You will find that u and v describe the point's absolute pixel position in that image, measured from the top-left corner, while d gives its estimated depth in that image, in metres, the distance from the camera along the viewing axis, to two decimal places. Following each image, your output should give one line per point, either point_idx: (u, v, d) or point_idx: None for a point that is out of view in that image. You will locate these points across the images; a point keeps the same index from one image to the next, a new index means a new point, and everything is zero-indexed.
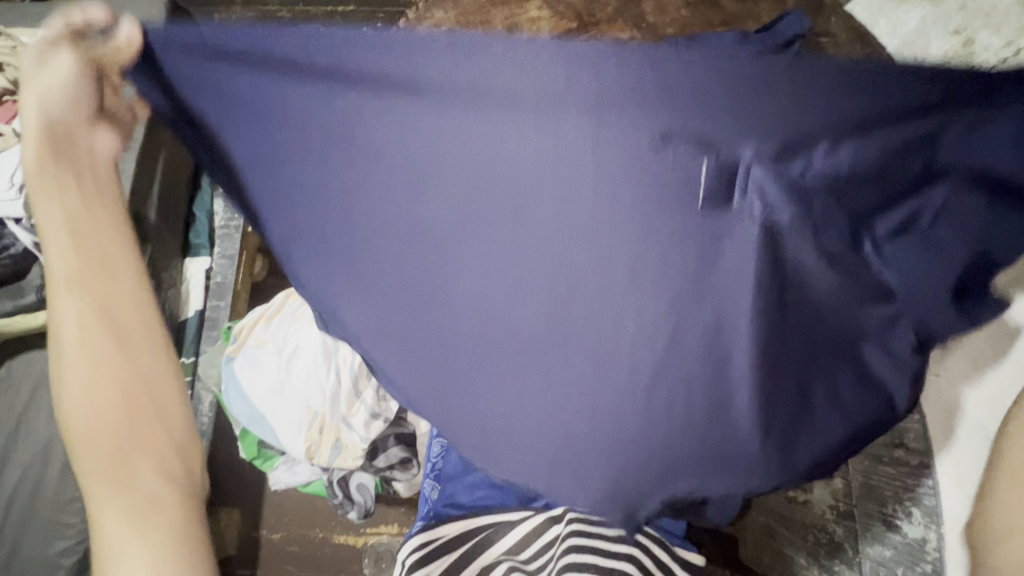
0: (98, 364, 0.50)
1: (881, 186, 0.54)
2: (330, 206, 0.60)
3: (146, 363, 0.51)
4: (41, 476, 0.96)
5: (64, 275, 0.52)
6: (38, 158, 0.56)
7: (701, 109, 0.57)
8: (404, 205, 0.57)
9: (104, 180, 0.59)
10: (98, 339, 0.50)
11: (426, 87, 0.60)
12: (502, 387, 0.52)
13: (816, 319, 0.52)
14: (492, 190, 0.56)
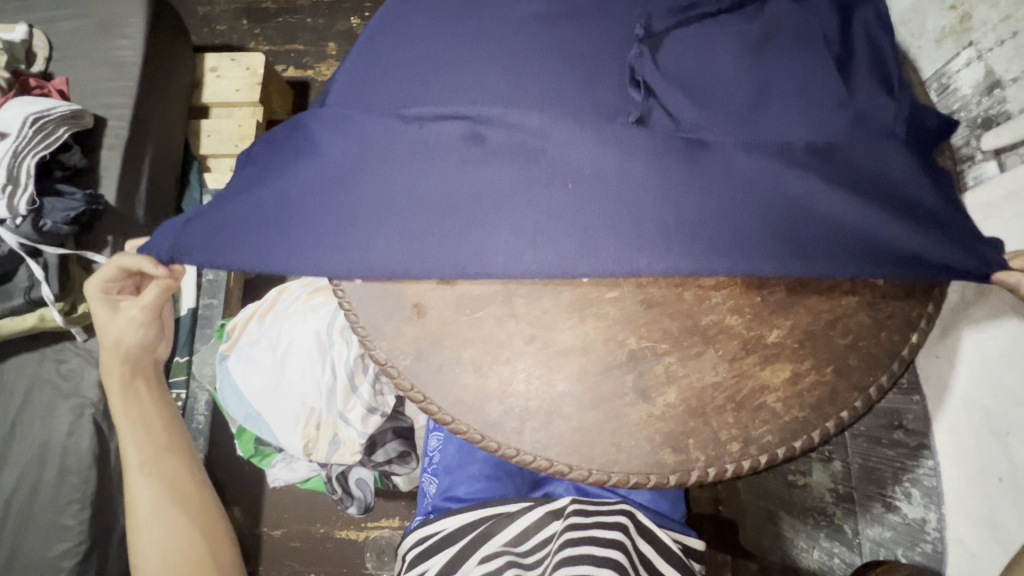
0: (165, 510, 0.63)
1: (884, 197, 0.52)
2: (304, 240, 0.52)
3: (199, 511, 0.66)
4: (38, 479, 0.95)
5: (138, 462, 0.63)
6: (121, 384, 0.65)
7: (713, 121, 0.54)
8: (390, 225, 0.52)
9: (153, 381, 0.68)
10: (184, 489, 0.66)
11: (417, 102, 0.55)
12: (497, 376, 0.53)
13: (814, 337, 0.54)
14: (491, 214, 0.52)
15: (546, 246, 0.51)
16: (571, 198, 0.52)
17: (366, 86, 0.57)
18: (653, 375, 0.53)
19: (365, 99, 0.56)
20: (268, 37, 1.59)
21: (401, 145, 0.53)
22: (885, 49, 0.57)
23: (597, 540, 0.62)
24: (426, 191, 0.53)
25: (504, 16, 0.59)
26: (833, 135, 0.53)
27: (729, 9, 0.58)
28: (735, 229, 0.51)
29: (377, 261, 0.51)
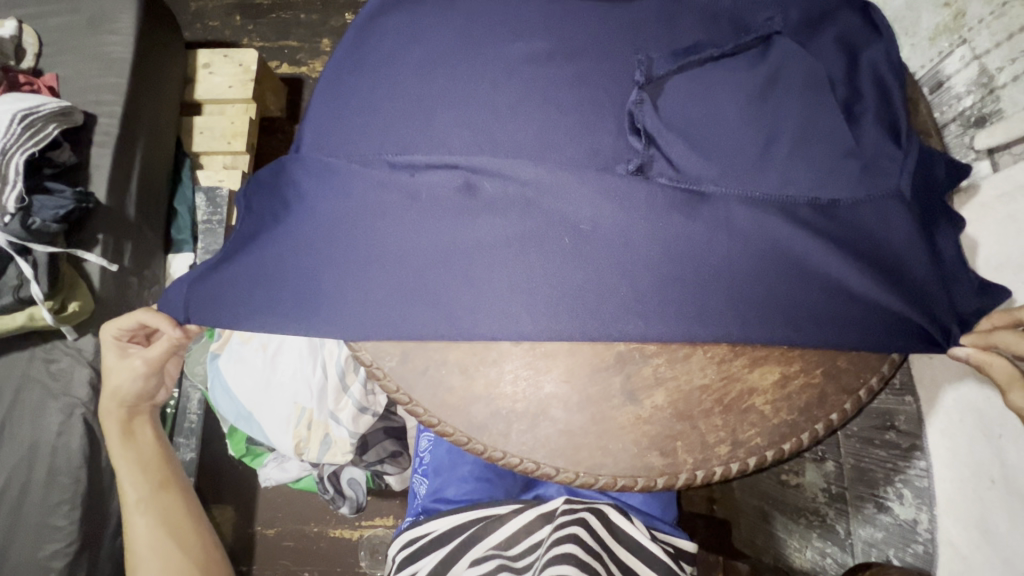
0: (165, 539, 0.71)
1: (874, 252, 0.53)
2: (305, 294, 0.53)
3: (192, 539, 0.73)
4: (28, 479, 0.94)
5: (137, 498, 0.71)
6: (121, 426, 0.72)
7: (711, 168, 0.54)
8: (388, 279, 0.52)
9: (151, 422, 0.76)
10: (181, 523, 0.73)
11: (417, 148, 0.55)
12: (482, 377, 0.53)
13: (818, 377, 0.53)
14: (488, 269, 0.52)
15: (543, 304, 0.51)
16: (568, 254, 0.52)
17: (363, 127, 0.57)
18: (641, 378, 0.52)
19: (365, 146, 0.56)
20: (261, 34, 1.58)
21: (397, 199, 0.53)
22: (888, 89, 0.57)
23: (584, 545, 0.61)
24: (423, 248, 0.52)
25: (499, 56, 0.58)
26: (831, 188, 0.53)
27: (733, 51, 0.57)
28: (734, 286, 0.52)
29: (377, 321, 0.52)
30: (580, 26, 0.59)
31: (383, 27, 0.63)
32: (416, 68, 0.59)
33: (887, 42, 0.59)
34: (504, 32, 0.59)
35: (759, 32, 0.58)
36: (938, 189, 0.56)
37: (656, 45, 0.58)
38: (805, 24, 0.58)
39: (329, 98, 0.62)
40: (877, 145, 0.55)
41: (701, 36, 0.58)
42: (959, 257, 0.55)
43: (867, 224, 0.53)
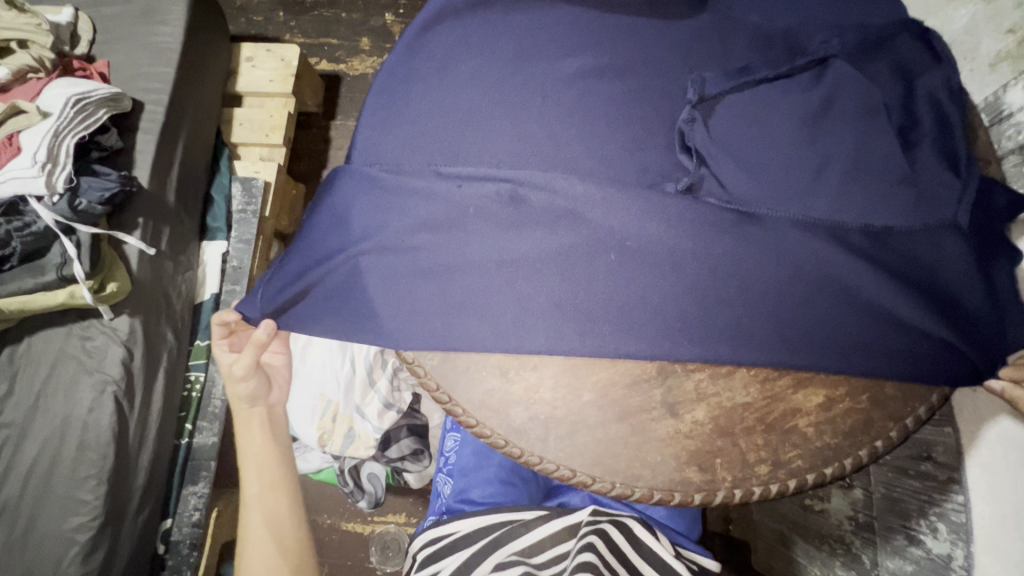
0: (267, 531, 0.75)
1: (924, 282, 0.52)
2: (351, 297, 0.54)
3: (291, 540, 0.76)
4: (58, 452, 0.97)
5: (250, 494, 0.76)
6: (246, 422, 0.79)
7: (761, 190, 0.53)
8: (434, 288, 0.53)
9: (274, 423, 0.81)
10: (281, 520, 0.77)
11: (465, 156, 0.56)
12: (521, 383, 0.53)
13: (857, 407, 0.52)
14: (532, 282, 0.52)
15: (589, 319, 0.52)
16: (615, 270, 0.52)
17: (414, 134, 0.58)
18: (682, 392, 0.52)
19: (416, 154, 0.57)
20: (303, 30, 1.61)
21: (447, 209, 0.54)
22: (948, 114, 0.56)
23: (602, 560, 0.61)
24: (472, 260, 0.53)
25: (551, 69, 0.58)
26: (885, 216, 0.53)
27: (788, 72, 0.57)
28: (781, 310, 0.51)
29: (424, 331, 0.52)
30: (632, 37, 0.59)
31: (435, 34, 0.62)
32: (469, 78, 0.59)
33: (946, 69, 0.58)
34: (558, 40, 0.60)
35: (813, 51, 0.58)
36: (999, 218, 0.54)
37: (709, 62, 0.58)
38: (862, 46, 0.58)
39: (377, 105, 0.62)
40: (932, 173, 0.54)
41: (755, 53, 0.58)
42: (1015, 289, 0.54)
43: (919, 253, 0.52)
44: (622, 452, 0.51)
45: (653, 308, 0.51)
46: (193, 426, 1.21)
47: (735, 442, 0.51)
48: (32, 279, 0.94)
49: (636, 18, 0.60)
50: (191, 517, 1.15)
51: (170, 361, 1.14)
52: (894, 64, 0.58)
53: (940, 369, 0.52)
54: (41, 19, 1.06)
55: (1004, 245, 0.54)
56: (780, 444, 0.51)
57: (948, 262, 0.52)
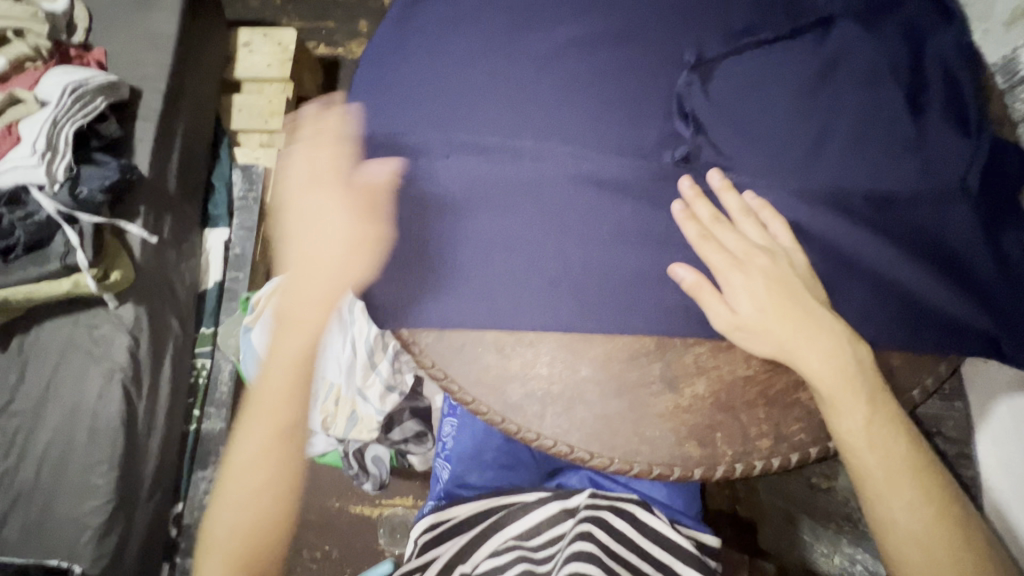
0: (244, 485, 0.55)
1: (929, 249, 0.50)
2: (396, 259, 0.53)
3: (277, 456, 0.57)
4: (69, 438, 0.98)
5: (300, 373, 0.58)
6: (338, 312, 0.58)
7: (760, 159, 0.52)
8: (453, 260, 0.52)
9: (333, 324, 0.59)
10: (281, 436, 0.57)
11: (456, 128, 0.55)
12: (518, 358, 0.52)
13: None
14: (528, 255, 0.51)
15: (584, 294, 0.51)
16: (610, 239, 0.51)
17: (401, 108, 0.57)
18: (682, 365, 0.51)
19: (405, 128, 0.56)
20: (300, 13, 1.59)
21: (439, 184, 0.53)
22: (958, 77, 0.54)
23: (604, 548, 0.60)
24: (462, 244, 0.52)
25: (545, 38, 0.56)
26: (886, 182, 0.51)
27: (788, 34, 0.55)
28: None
29: (423, 311, 0.52)
30: (627, 3, 0.57)
31: (428, 8, 0.60)
32: (463, 49, 0.57)
33: (956, 28, 0.55)
34: (553, 9, 0.57)
35: (816, 11, 0.55)
36: (1012, 182, 0.52)
37: (709, 23, 0.56)
38: (868, 7, 0.55)
39: (369, 78, 0.60)
40: (937, 137, 0.52)
41: (758, 15, 0.56)
42: None
43: (926, 219, 0.51)
44: (620, 427, 0.50)
45: (650, 281, 0.50)
46: (201, 412, 1.22)
47: (735, 416, 0.50)
48: (37, 268, 0.94)
49: None
50: (203, 500, 1.17)
51: (176, 349, 1.15)
52: (903, 24, 0.55)
53: (951, 340, 0.50)
54: (36, 7, 1.05)
55: (1013, 209, 0.52)
56: (782, 418, 0.50)
57: (956, 228, 0.50)
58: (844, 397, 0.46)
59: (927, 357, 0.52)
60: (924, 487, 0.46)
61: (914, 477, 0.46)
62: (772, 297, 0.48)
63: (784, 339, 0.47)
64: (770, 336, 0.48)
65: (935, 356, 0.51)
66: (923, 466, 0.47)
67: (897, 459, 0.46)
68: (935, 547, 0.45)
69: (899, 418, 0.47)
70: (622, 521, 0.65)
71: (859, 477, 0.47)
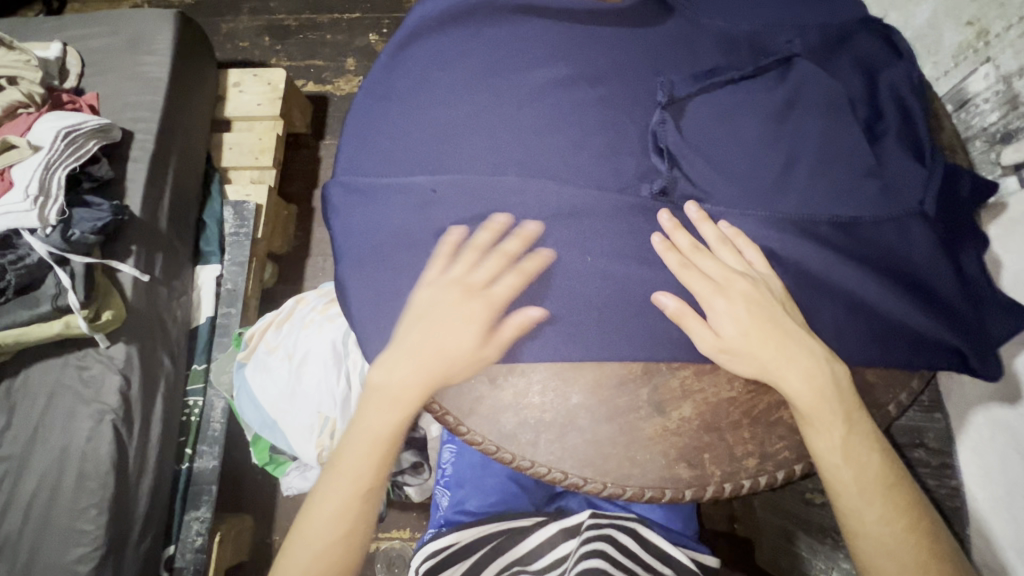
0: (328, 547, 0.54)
1: (895, 269, 0.53)
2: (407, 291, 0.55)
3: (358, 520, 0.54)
4: (58, 483, 0.97)
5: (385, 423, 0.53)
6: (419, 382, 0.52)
7: (731, 190, 0.55)
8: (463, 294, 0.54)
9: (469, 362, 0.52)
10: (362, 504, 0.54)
11: (444, 167, 0.57)
12: (510, 388, 0.53)
13: None
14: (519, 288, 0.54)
15: (543, 343, 0.53)
16: (573, 300, 0.53)
17: (393, 147, 0.59)
18: (668, 390, 0.53)
19: (398, 167, 0.58)
20: (289, 53, 1.63)
21: (436, 216, 0.56)
22: (911, 108, 0.58)
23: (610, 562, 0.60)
24: (390, 298, 0.55)
25: (526, 81, 0.59)
26: (849, 207, 0.54)
27: (752, 73, 0.58)
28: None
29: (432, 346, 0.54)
30: (604, 46, 0.60)
31: (412, 54, 0.63)
32: (448, 94, 0.60)
33: (906, 63, 0.60)
34: (533, 54, 0.60)
35: (775, 52, 0.59)
36: (966, 205, 0.56)
37: (677, 64, 0.59)
38: (824, 46, 0.59)
39: (362, 120, 0.63)
40: (896, 166, 0.55)
41: (723, 56, 0.60)
42: (982, 272, 0.55)
43: (889, 243, 0.54)
44: (610, 452, 0.51)
45: (632, 309, 0.53)
46: (193, 450, 1.20)
47: (720, 437, 0.52)
48: (28, 311, 0.94)
49: (608, 26, 0.61)
50: (194, 542, 1.15)
51: (168, 386, 1.14)
52: (858, 61, 0.59)
53: (921, 355, 0.52)
54: (30, 55, 1.08)
55: (967, 231, 0.56)
56: (766, 438, 0.52)
57: (920, 250, 0.53)
58: (824, 422, 0.48)
59: (897, 372, 0.54)
60: (896, 504, 0.48)
61: (887, 494, 0.48)
62: (753, 328, 0.50)
63: (769, 366, 0.49)
64: (752, 359, 0.50)
65: (906, 372, 0.54)
66: (897, 480, 0.49)
67: (867, 482, 0.48)
68: (907, 560, 0.47)
69: (874, 433, 0.50)
70: (626, 538, 0.66)
71: (836, 492, 0.48)
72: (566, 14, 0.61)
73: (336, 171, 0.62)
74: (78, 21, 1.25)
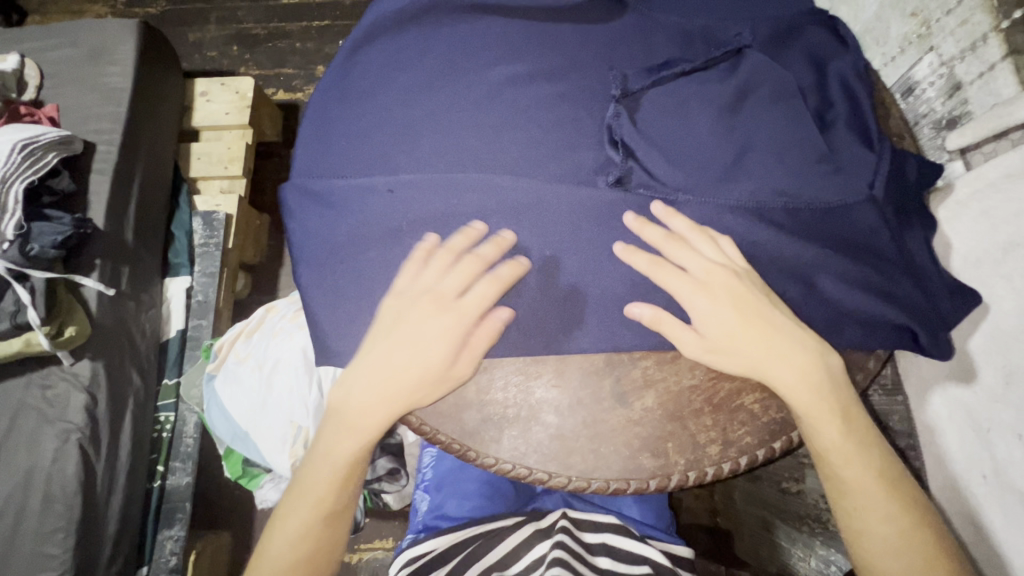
0: None
1: (847, 255, 0.54)
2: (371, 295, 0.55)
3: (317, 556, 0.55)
4: (20, 507, 0.93)
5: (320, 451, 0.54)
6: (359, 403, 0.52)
7: (687, 180, 0.55)
8: (424, 292, 0.54)
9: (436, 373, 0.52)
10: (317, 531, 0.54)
11: (401, 166, 0.57)
12: (473, 385, 0.53)
13: None
14: (480, 284, 0.53)
15: None
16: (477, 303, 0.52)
17: (349, 149, 0.59)
18: (631, 380, 0.53)
19: (355, 169, 0.58)
20: (258, 62, 1.62)
21: (392, 215, 0.55)
22: (860, 97, 0.59)
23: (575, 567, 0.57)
24: (349, 306, 0.55)
25: (482, 78, 0.59)
26: (801, 193, 0.55)
27: (705, 64, 0.59)
28: None
29: None
30: (557, 42, 0.61)
31: (369, 55, 0.63)
32: (404, 93, 0.60)
33: (853, 54, 0.61)
34: (488, 52, 0.60)
35: (727, 43, 0.60)
36: (912, 190, 0.58)
37: (632, 58, 0.60)
38: (774, 38, 0.60)
39: (321, 123, 0.63)
40: (845, 153, 0.56)
41: (676, 50, 0.60)
42: (930, 254, 0.57)
43: (841, 231, 0.55)
44: (574, 445, 0.51)
45: (592, 302, 0.53)
46: (165, 468, 1.17)
47: (684, 427, 0.52)
48: None
49: (563, 24, 0.62)
50: (168, 562, 1.11)
51: (137, 403, 1.11)
52: (806, 52, 0.61)
53: (874, 338, 0.54)
54: None
55: (913, 217, 0.58)
56: (728, 426, 0.52)
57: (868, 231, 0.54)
58: (846, 455, 0.49)
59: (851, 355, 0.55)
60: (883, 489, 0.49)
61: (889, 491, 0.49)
62: (740, 322, 0.50)
63: (762, 366, 0.50)
64: (739, 357, 0.50)
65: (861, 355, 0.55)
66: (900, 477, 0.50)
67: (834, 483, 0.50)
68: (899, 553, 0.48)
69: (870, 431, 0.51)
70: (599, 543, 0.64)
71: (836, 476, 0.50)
72: (521, 10, 0.61)
73: (293, 177, 0.62)
74: (35, 31, 1.22)
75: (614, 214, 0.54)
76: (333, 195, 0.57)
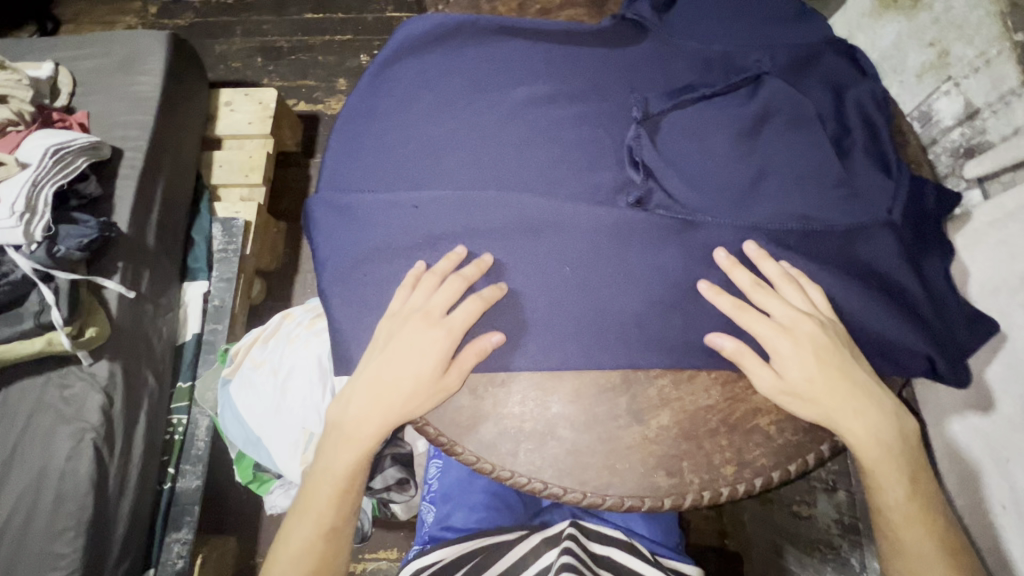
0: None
1: (864, 280, 0.55)
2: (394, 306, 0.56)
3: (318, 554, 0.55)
4: (34, 505, 0.94)
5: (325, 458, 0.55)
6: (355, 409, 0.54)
7: (705, 202, 0.56)
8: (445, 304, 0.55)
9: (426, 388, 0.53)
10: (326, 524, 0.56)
11: (426, 181, 0.58)
12: (490, 397, 0.54)
13: None
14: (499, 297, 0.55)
15: None
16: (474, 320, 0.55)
17: (375, 164, 0.61)
18: (647, 398, 0.53)
19: (380, 184, 0.59)
20: (281, 74, 1.66)
21: (416, 229, 0.57)
22: (877, 125, 0.60)
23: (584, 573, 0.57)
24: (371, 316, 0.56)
25: (506, 99, 0.61)
26: (819, 218, 0.56)
27: (724, 90, 0.60)
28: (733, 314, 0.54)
29: None
30: (580, 65, 0.62)
31: (396, 73, 0.65)
32: (430, 111, 0.61)
33: (870, 82, 0.62)
34: (511, 73, 0.62)
35: (746, 69, 0.61)
36: (930, 216, 0.58)
37: (652, 82, 0.61)
38: (792, 65, 0.61)
39: (346, 137, 0.64)
40: (863, 179, 0.57)
41: (695, 75, 0.62)
42: (948, 280, 0.57)
43: (859, 255, 0.55)
44: (589, 460, 0.52)
45: (610, 320, 0.54)
46: (176, 470, 1.18)
47: (699, 446, 0.52)
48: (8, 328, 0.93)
49: (586, 47, 0.63)
50: (175, 564, 1.11)
51: (152, 405, 1.12)
52: (824, 79, 0.62)
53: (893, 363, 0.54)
54: (21, 74, 1.08)
55: (931, 243, 0.58)
56: (743, 446, 0.52)
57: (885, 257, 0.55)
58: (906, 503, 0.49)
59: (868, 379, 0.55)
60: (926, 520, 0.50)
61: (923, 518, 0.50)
62: (812, 363, 0.50)
63: (824, 409, 0.50)
64: (818, 404, 0.50)
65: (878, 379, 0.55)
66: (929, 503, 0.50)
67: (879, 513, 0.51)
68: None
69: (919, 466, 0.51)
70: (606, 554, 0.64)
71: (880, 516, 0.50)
72: (545, 34, 0.63)
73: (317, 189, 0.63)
74: (70, 41, 1.27)
75: (634, 233, 0.55)
76: (358, 208, 0.58)
